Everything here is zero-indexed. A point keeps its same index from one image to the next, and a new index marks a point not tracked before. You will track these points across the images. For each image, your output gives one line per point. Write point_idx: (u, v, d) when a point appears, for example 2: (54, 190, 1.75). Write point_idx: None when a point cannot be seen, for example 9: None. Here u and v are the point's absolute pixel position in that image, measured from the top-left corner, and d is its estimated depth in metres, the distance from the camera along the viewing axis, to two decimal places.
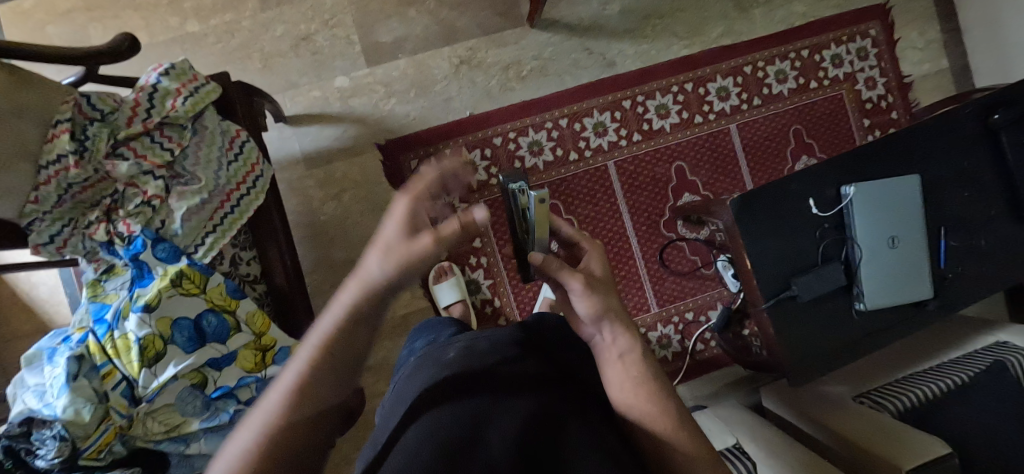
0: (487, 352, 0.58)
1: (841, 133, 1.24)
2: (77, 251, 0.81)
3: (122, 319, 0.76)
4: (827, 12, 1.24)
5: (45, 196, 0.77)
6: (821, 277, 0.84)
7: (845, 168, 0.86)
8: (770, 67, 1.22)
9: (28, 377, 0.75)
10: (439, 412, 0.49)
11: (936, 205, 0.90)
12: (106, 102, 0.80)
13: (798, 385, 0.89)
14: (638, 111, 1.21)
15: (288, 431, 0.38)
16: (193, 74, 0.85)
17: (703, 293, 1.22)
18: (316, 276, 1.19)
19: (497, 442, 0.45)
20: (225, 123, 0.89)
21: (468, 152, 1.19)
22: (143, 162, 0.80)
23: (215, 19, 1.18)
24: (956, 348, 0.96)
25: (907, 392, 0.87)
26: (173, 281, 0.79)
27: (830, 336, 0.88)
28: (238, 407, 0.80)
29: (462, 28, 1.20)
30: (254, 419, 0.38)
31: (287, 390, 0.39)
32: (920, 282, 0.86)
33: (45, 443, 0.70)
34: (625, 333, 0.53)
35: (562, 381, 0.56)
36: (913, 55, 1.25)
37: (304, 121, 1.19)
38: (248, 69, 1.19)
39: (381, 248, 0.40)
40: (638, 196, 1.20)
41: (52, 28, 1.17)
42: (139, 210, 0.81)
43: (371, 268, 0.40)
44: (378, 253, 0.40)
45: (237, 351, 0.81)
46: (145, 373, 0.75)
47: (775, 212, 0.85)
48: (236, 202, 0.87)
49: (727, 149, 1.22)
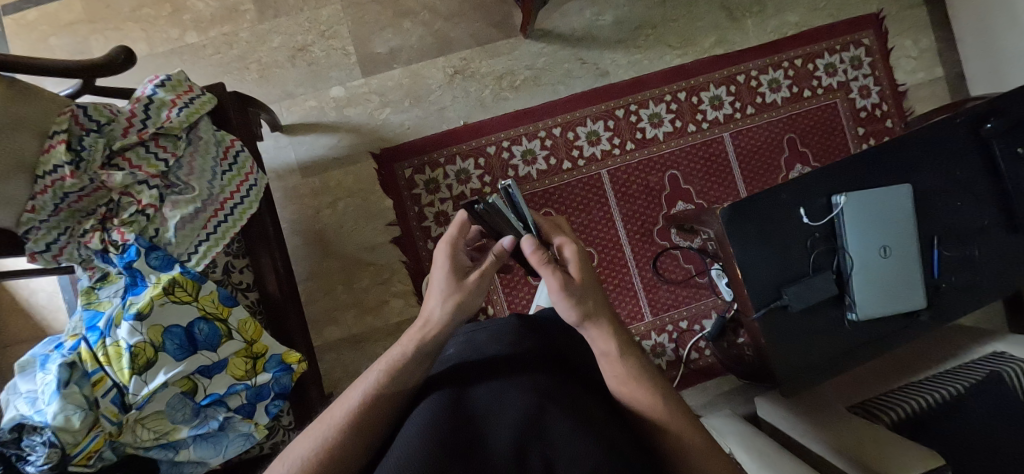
0: (488, 349, 0.63)
1: (835, 142, 1.24)
2: (73, 259, 0.83)
3: (114, 327, 0.77)
4: (820, 22, 1.24)
5: (41, 205, 0.78)
6: (811, 287, 0.83)
7: (834, 178, 0.86)
8: (764, 76, 1.23)
9: (20, 384, 0.76)
10: (448, 399, 0.54)
11: (929, 215, 0.90)
12: (102, 113, 0.81)
13: (791, 395, 0.88)
14: (632, 120, 1.21)
15: (356, 436, 0.55)
16: (188, 86, 0.87)
17: (698, 302, 1.22)
18: (310, 284, 1.20)
19: (497, 426, 0.49)
20: (220, 133, 0.90)
21: (462, 162, 1.20)
22: (138, 172, 0.81)
23: (214, 31, 1.21)
24: (953, 359, 0.94)
25: (901, 403, 0.84)
26: (165, 288, 0.80)
27: (823, 346, 0.87)
28: (227, 414, 0.81)
29: (456, 39, 1.21)
30: (333, 422, 0.56)
31: (363, 401, 0.57)
32: (914, 292, 0.86)
33: (35, 448, 0.72)
34: (601, 336, 0.60)
35: (558, 370, 0.61)
36: (907, 64, 1.25)
37: (299, 130, 1.20)
38: (245, 79, 1.21)
39: (438, 292, 0.63)
40: (632, 204, 1.21)
41: (54, 40, 1.19)
42: (134, 219, 0.82)
43: (438, 300, 0.63)
44: (438, 296, 0.63)
45: (227, 359, 0.82)
46: (136, 380, 0.76)
47: (767, 221, 0.84)
48: (230, 210, 0.87)
49: (720, 157, 1.22)
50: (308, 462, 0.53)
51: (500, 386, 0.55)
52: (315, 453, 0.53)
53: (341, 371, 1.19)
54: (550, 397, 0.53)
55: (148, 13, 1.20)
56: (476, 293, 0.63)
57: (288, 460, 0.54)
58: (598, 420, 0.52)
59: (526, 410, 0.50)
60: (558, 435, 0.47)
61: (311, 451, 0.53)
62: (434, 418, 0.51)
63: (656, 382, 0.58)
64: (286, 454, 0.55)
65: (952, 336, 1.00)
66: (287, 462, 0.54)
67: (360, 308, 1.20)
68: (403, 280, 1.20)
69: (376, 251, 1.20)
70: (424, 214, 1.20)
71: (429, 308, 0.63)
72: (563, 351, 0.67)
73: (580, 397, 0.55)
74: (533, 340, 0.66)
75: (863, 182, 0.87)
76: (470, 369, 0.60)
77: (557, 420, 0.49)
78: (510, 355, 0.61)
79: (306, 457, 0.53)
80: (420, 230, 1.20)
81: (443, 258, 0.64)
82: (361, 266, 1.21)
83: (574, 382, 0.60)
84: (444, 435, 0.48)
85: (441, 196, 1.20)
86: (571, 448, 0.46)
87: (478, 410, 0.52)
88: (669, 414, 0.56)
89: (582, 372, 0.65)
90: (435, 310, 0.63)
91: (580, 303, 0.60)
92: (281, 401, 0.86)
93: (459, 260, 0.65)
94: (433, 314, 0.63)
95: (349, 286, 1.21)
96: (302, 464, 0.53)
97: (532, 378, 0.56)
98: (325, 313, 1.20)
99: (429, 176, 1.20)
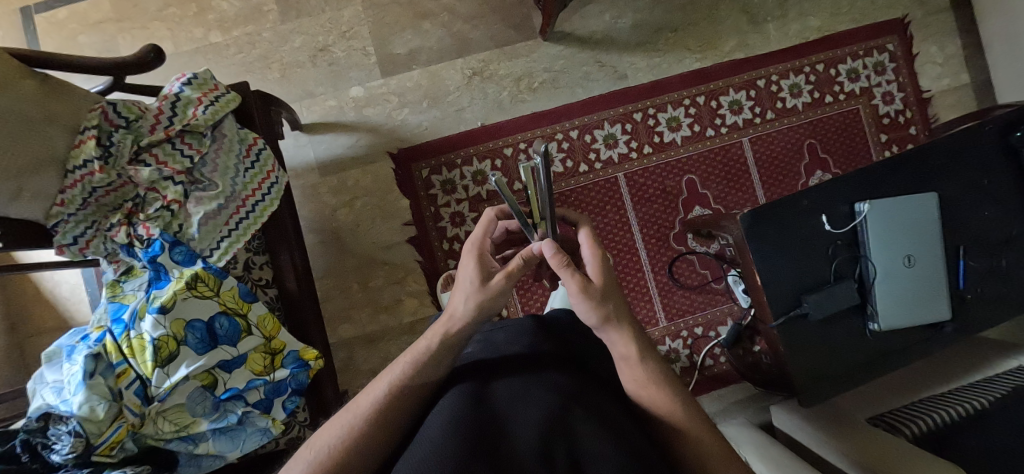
0: (507, 348, 0.63)
1: (857, 148, 1.22)
2: (98, 252, 0.85)
3: (138, 320, 0.79)
4: (843, 27, 1.23)
5: (70, 199, 0.80)
6: (831, 295, 0.82)
7: (857, 185, 0.85)
8: (784, 81, 1.22)
9: (47, 374, 0.78)
10: (471, 395, 0.54)
11: (955, 224, 0.88)
12: (131, 110, 0.83)
13: (811, 404, 0.86)
14: (649, 123, 1.21)
15: (380, 428, 0.55)
16: (213, 84, 0.89)
17: (713, 308, 1.21)
18: (327, 281, 1.21)
19: (521, 423, 0.49)
20: (243, 131, 0.92)
21: (478, 163, 1.20)
22: (164, 169, 0.83)
23: (238, 31, 1.22)
24: (974, 373, 0.93)
25: (920, 417, 0.83)
26: (188, 283, 0.81)
27: (843, 355, 0.86)
28: (246, 408, 0.82)
29: (475, 41, 1.22)
30: (359, 412, 0.56)
31: (389, 393, 0.57)
32: (937, 302, 0.84)
33: (62, 437, 0.73)
34: (621, 339, 0.60)
35: (577, 372, 0.61)
36: (932, 70, 1.23)
37: (318, 129, 1.22)
38: (267, 79, 1.22)
39: (463, 292, 0.64)
40: (649, 208, 1.20)
41: (83, 37, 1.22)
42: (159, 214, 0.84)
43: (465, 296, 0.64)
44: (463, 293, 0.64)
45: (246, 354, 0.83)
46: (158, 373, 0.77)
47: (788, 228, 0.84)
48: (251, 207, 0.89)
49: (739, 163, 1.21)
50: (334, 453, 0.52)
51: (521, 385, 0.56)
52: (341, 443, 0.53)
53: (355, 368, 1.20)
54: (572, 399, 0.53)
55: (174, 12, 1.22)
56: (498, 297, 0.63)
57: (312, 448, 0.54)
58: (621, 424, 0.51)
59: (550, 409, 0.50)
60: (583, 437, 0.47)
61: (337, 441, 0.53)
62: (458, 414, 0.51)
63: (674, 387, 0.58)
64: (310, 443, 0.55)
65: (975, 348, 0.98)
66: (313, 450, 0.54)
67: (374, 307, 1.21)
68: (418, 280, 1.21)
69: (392, 250, 1.21)
70: (439, 214, 1.20)
71: (455, 303, 0.64)
72: (579, 355, 0.67)
73: (600, 400, 0.55)
74: (551, 342, 0.65)
75: (887, 189, 0.86)
76: (489, 367, 0.60)
77: (581, 421, 0.49)
78: (529, 353, 0.61)
79: (333, 445, 0.53)
80: (436, 230, 1.20)
81: (473, 253, 0.67)
82: (377, 265, 1.22)
83: (593, 384, 0.60)
84: (469, 432, 0.48)
85: (457, 197, 1.20)
86: (597, 447, 0.46)
87: (500, 407, 0.52)
88: (687, 419, 0.55)
89: (599, 376, 0.65)
90: (459, 309, 0.63)
91: (603, 303, 0.60)
92: (298, 398, 0.87)
93: (486, 258, 0.67)
94: (457, 310, 0.63)
95: (364, 285, 1.22)
96: (328, 453, 0.53)
97: (553, 378, 0.56)
98: (341, 310, 1.21)
99: (445, 177, 1.20)
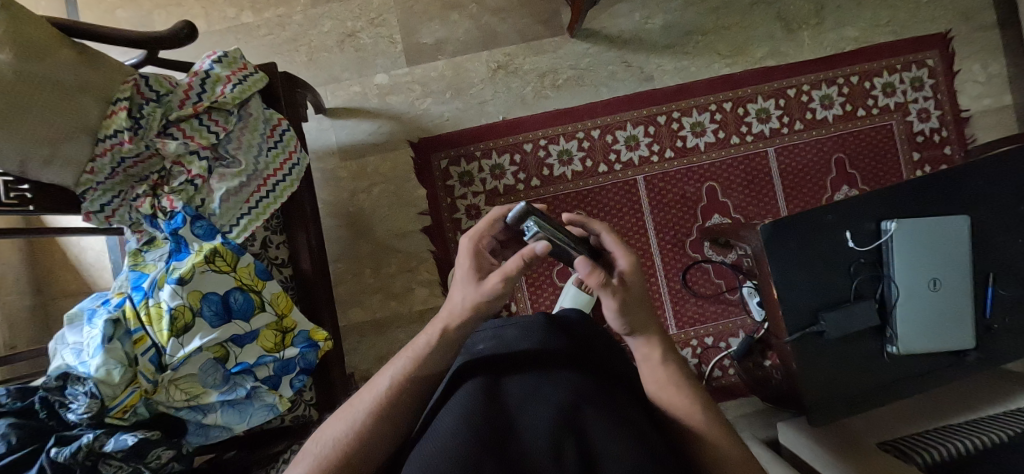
0: (519, 343, 0.61)
1: (887, 166, 1.19)
2: (123, 221, 0.87)
3: (157, 289, 0.81)
4: (882, 38, 1.19)
5: (100, 167, 0.82)
6: (852, 313, 0.80)
7: (885, 202, 0.82)
8: (816, 91, 1.19)
9: (68, 335, 0.80)
10: (481, 390, 0.53)
11: (985, 251, 0.85)
12: (162, 85, 0.85)
13: (819, 423, 0.84)
14: (673, 127, 1.19)
15: (383, 417, 0.56)
16: (242, 63, 0.90)
17: (725, 319, 1.19)
18: (340, 265, 1.23)
19: (531, 423, 0.48)
20: (269, 111, 0.93)
21: (498, 156, 1.20)
22: (190, 143, 0.85)
23: (269, 12, 1.24)
24: (999, 405, 0.89)
25: (935, 445, 0.80)
26: (206, 257, 0.83)
27: (858, 376, 0.83)
28: (254, 384, 0.84)
29: (503, 34, 1.21)
30: (363, 406, 0.57)
31: (396, 387, 0.57)
32: (960, 329, 0.82)
33: (78, 397, 0.76)
34: (648, 343, 0.61)
35: (591, 370, 0.59)
36: (973, 88, 1.19)
37: (342, 114, 1.23)
38: (294, 62, 1.24)
39: (461, 285, 0.62)
40: (666, 213, 1.19)
41: (121, 12, 1.25)
42: (182, 188, 0.86)
43: (460, 289, 0.62)
44: (461, 288, 0.62)
45: (259, 330, 0.85)
46: (173, 342, 0.79)
47: (808, 243, 0.81)
48: (272, 187, 0.90)
49: (763, 173, 1.19)
50: (340, 446, 0.54)
51: (534, 381, 0.54)
52: (349, 438, 0.54)
53: (361, 354, 1.22)
54: (586, 397, 0.51)
55: None
56: (496, 295, 0.60)
57: (322, 440, 0.55)
58: (632, 419, 0.51)
59: (561, 407, 0.49)
60: (596, 438, 0.46)
61: (341, 434, 0.55)
62: (468, 409, 0.50)
63: (688, 387, 0.58)
64: (318, 435, 0.57)
65: (998, 379, 0.95)
66: (320, 443, 0.55)
67: (385, 294, 1.23)
68: (431, 269, 1.22)
69: (406, 239, 1.22)
70: (455, 206, 1.21)
71: (452, 297, 0.63)
72: (590, 349, 0.64)
73: (612, 396, 0.54)
74: (562, 338, 0.63)
75: (916, 208, 0.83)
76: (499, 363, 0.58)
77: (593, 419, 0.48)
78: (542, 349, 0.60)
79: (338, 438, 0.55)
80: (450, 221, 1.21)
81: (466, 251, 0.65)
82: (390, 253, 1.23)
83: (607, 381, 0.58)
84: (480, 427, 0.47)
85: (474, 189, 1.21)
86: (609, 444, 0.45)
87: (512, 405, 0.51)
88: (702, 423, 0.55)
89: (614, 374, 0.62)
90: (457, 304, 0.61)
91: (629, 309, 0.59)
92: (305, 376, 0.89)
93: (483, 258, 0.64)
94: (456, 306, 0.61)
95: (376, 271, 1.23)
96: (335, 445, 0.54)
97: (567, 377, 0.54)
98: (351, 295, 1.23)
99: (463, 168, 1.21)
